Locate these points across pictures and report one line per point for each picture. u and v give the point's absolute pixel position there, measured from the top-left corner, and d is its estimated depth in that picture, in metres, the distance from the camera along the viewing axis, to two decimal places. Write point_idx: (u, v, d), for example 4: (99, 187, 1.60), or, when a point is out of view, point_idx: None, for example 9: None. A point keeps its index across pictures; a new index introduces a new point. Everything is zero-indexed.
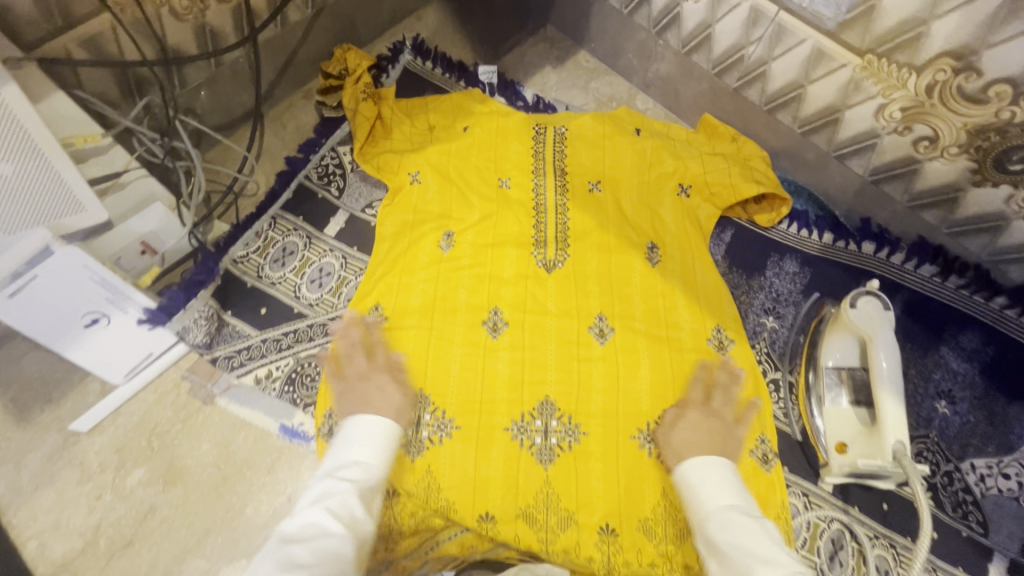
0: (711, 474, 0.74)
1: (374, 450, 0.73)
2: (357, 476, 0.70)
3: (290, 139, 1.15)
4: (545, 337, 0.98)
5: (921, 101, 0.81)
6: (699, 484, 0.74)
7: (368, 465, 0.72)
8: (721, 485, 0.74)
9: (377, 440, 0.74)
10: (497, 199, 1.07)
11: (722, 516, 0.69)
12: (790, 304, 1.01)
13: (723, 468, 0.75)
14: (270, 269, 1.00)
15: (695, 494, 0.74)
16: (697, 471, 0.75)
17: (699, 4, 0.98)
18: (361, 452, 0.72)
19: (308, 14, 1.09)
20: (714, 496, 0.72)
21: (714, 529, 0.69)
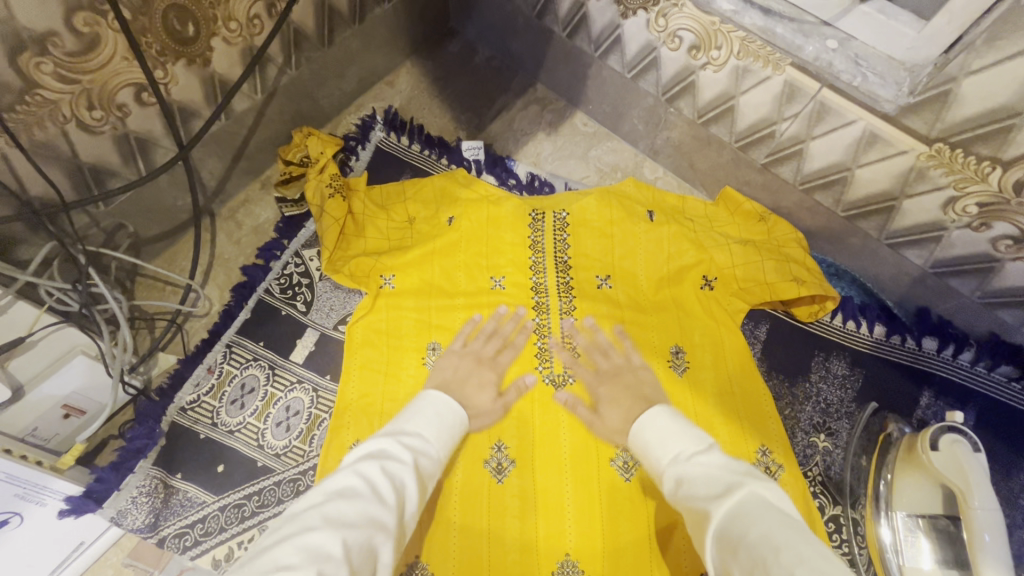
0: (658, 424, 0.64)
1: (438, 431, 0.63)
2: (418, 449, 0.60)
3: (246, 242, 0.99)
4: (560, 475, 0.82)
5: (1004, 199, 0.67)
6: (658, 434, 0.63)
7: (428, 442, 0.62)
8: (676, 431, 0.62)
9: (446, 423, 0.65)
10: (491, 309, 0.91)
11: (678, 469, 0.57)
12: (842, 417, 0.86)
13: (673, 414, 0.64)
14: (227, 413, 0.84)
15: (652, 455, 0.63)
16: (649, 431, 0.64)
17: (719, 73, 0.82)
18: (427, 428, 0.63)
19: (258, 99, 0.92)
20: (676, 443, 0.61)
21: (683, 474, 0.57)
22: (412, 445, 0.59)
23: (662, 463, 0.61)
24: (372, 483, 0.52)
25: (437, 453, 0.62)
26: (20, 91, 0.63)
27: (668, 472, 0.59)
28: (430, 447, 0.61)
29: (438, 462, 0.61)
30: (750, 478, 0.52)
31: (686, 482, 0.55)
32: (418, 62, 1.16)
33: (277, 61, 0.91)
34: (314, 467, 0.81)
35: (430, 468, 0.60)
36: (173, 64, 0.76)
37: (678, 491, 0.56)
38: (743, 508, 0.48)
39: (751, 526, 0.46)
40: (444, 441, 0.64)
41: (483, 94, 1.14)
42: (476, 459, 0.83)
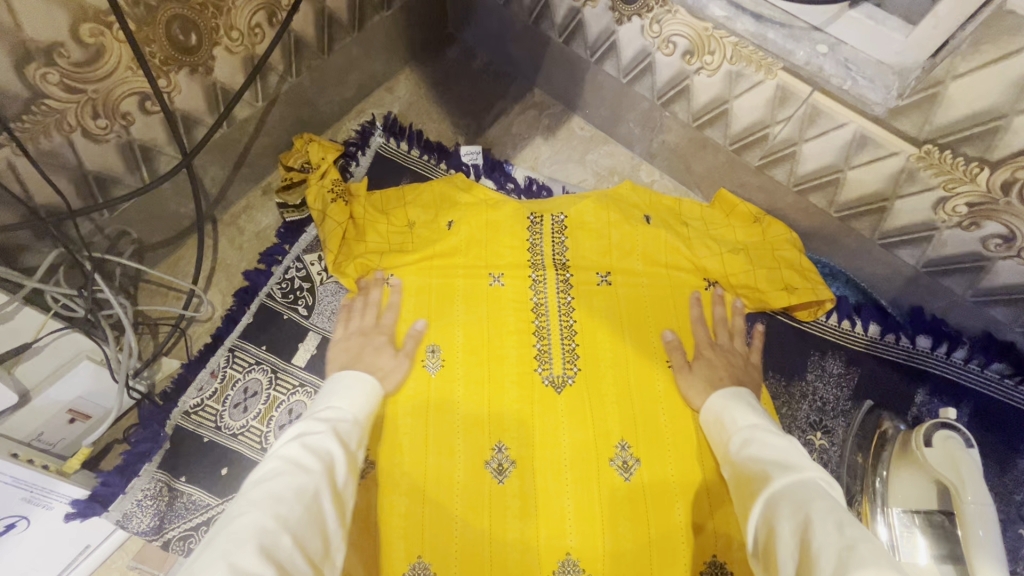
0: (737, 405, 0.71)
1: (354, 398, 0.69)
2: (335, 418, 0.64)
3: (248, 247, 1.00)
4: (560, 475, 0.83)
5: (992, 199, 0.68)
6: (738, 407, 0.71)
7: (352, 411, 0.67)
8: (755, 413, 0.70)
9: (356, 388, 0.70)
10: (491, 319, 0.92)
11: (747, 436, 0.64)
12: (838, 415, 0.87)
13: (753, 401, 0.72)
14: (230, 417, 0.84)
15: (724, 422, 0.70)
16: (727, 402, 0.72)
17: (713, 78, 0.84)
18: (339, 400, 0.67)
19: (260, 107, 0.94)
20: (751, 418, 0.68)
21: (750, 437, 0.64)
22: (330, 416, 0.64)
23: (734, 427, 0.68)
24: (297, 457, 0.55)
25: (353, 415, 0.67)
26: (27, 101, 0.65)
27: (739, 434, 0.66)
28: (348, 413, 0.66)
29: (357, 423, 0.66)
30: (814, 461, 0.57)
31: (754, 443, 0.63)
32: (416, 68, 1.17)
33: (278, 69, 0.92)
34: None
35: (351, 430, 0.64)
36: (177, 73, 0.78)
37: (742, 449, 0.63)
38: (800, 480, 0.53)
39: (811, 494, 0.51)
40: (359, 405, 0.68)
41: (481, 100, 1.15)
42: (477, 460, 0.83)
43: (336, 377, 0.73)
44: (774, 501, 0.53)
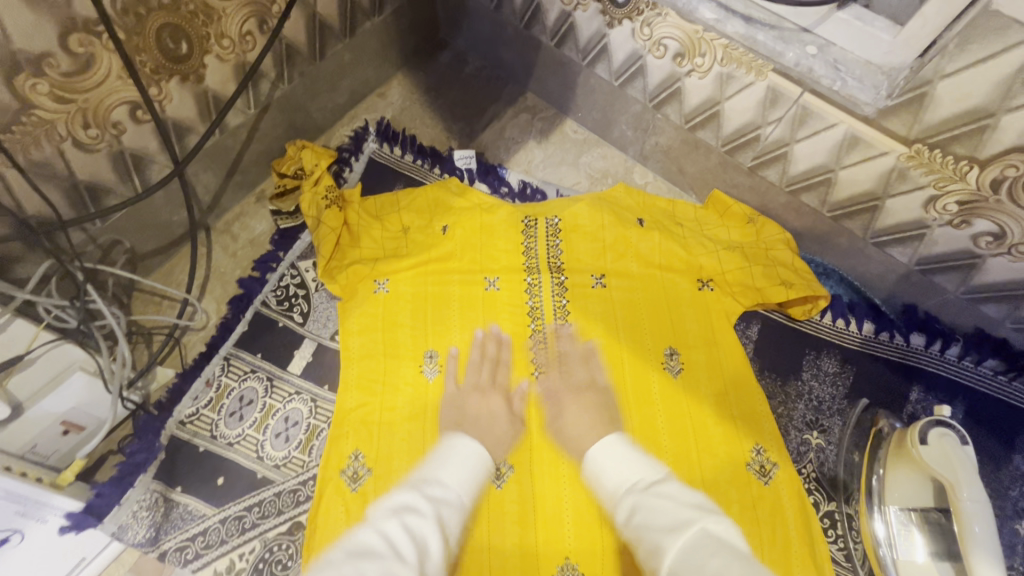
0: (619, 453, 0.66)
1: (462, 476, 0.63)
2: (440, 499, 0.59)
3: (242, 255, 1.00)
4: (557, 479, 0.83)
5: (982, 196, 0.69)
6: (603, 464, 0.66)
7: (455, 489, 0.61)
8: (629, 460, 0.65)
9: (465, 464, 0.64)
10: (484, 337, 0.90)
11: (632, 500, 0.59)
12: (834, 414, 0.87)
13: (625, 446, 0.67)
14: (226, 425, 0.84)
15: (606, 485, 0.65)
16: (600, 457, 0.67)
17: (704, 80, 0.84)
18: (449, 476, 0.62)
19: (252, 114, 0.94)
20: (623, 476, 0.63)
21: (635, 506, 0.58)
22: (435, 496, 0.59)
23: (616, 491, 0.63)
24: (393, 542, 0.50)
25: (461, 498, 0.61)
26: (16, 112, 0.64)
27: (625, 499, 0.61)
28: (454, 494, 0.61)
29: (461, 508, 0.60)
30: (700, 512, 0.54)
31: (636, 513, 0.57)
32: (409, 74, 1.17)
33: (270, 76, 0.92)
34: (314, 477, 0.82)
35: (455, 520, 0.58)
36: (168, 81, 0.77)
37: (631, 519, 0.57)
38: (696, 546, 0.50)
39: (707, 558, 0.48)
40: (466, 485, 0.63)
41: (474, 104, 1.15)
42: None
43: (453, 443, 0.67)
44: None
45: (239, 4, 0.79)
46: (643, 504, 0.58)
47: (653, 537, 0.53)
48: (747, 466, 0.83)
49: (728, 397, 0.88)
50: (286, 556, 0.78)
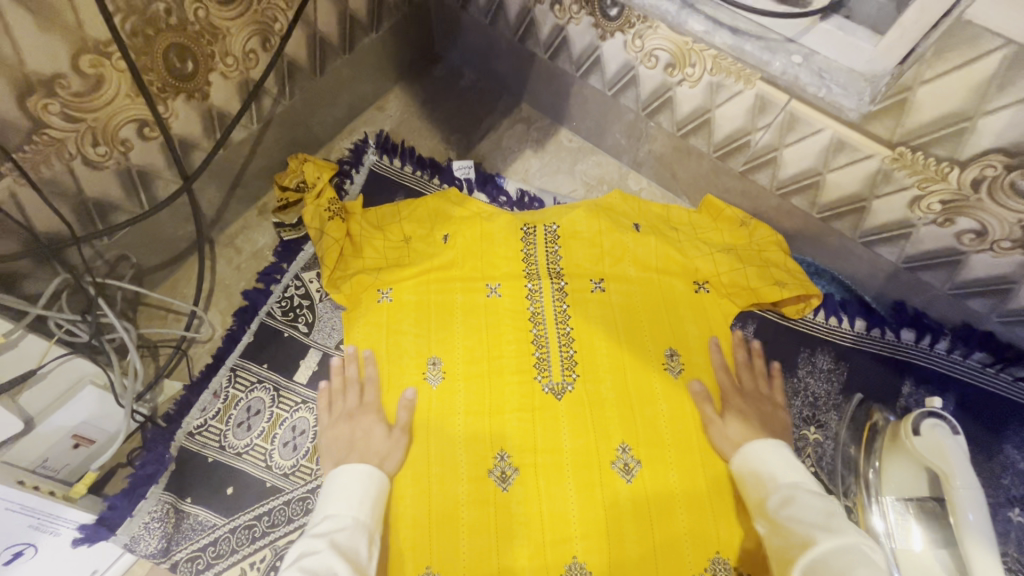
0: (773, 458, 0.76)
1: (354, 500, 0.72)
2: (332, 530, 0.68)
3: (245, 267, 1.01)
4: (563, 481, 0.84)
5: (964, 196, 0.71)
6: (774, 456, 0.77)
7: (348, 510, 0.71)
8: (790, 466, 0.75)
9: (358, 489, 0.74)
10: (345, 359, 0.91)
11: (788, 493, 0.69)
12: (830, 409, 0.90)
13: (787, 452, 0.77)
14: (234, 436, 0.85)
15: (765, 476, 0.75)
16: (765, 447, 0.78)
17: (695, 89, 0.87)
18: (334, 506, 0.72)
19: (254, 129, 0.95)
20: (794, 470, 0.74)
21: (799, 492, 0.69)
22: (329, 530, 0.68)
23: (777, 483, 0.73)
24: None
25: (355, 516, 0.71)
26: (28, 132, 0.66)
27: (779, 490, 0.71)
28: (347, 520, 0.70)
29: (358, 525, 0.69)
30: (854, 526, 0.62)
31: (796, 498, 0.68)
32: (406, 87, 1.20)
33: (272, 92, 0.94)
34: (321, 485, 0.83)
35: (353, 537, 0.68)
36: (173, 99, 0.79)
37: (783, 505, 0.68)
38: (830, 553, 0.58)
39: (855, 563, 0.56)
40: (365, 504, 0.73)
41: (471, 116, 1.18)
42: (480, 470, 0.85)
43: (337, 475, 0.76)
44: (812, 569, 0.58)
45: (243, 23, 0.81)
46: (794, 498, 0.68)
47: (803, 526, 0.63)
48: None
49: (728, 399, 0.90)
50: None
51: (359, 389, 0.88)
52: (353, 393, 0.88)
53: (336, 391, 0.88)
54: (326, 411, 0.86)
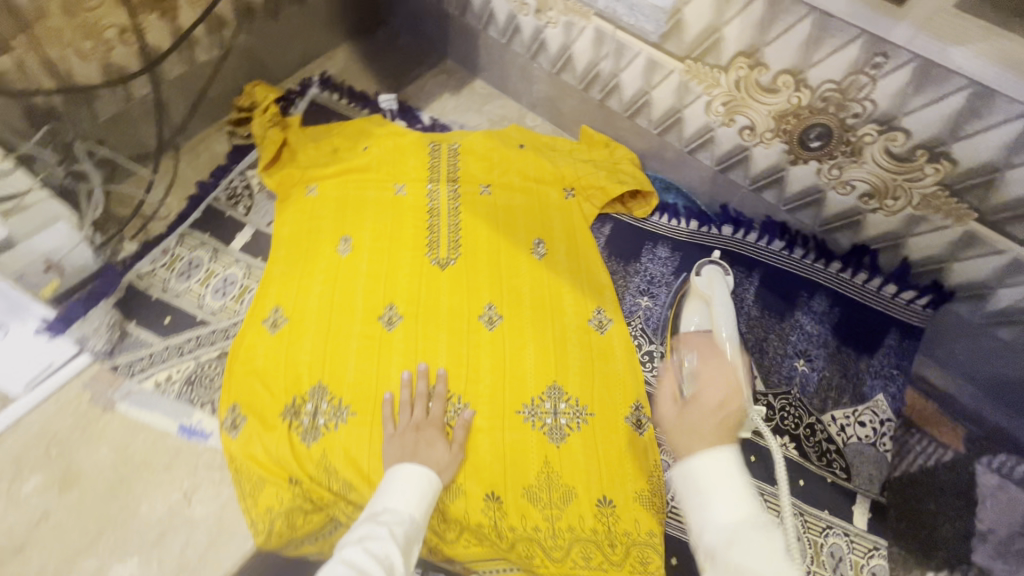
0: (717, 475, 0.63)
1: (411, 500, 0.80)
2: (395, 523, 0.76)
3: (203, 166, 1.24)
4: (437, 327, 1.04)
5: (734, 95, 0.95)
6: (717, 491, 0.63)
7: (408, 511, 0.78)
8: (727, 484, 0.63)
9: (418, 488, 0.81)
10: (415, 378, 0.96)
11: (730, 533, 0.59)
12: (663, 284, 1.11)
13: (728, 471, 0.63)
14: (175, 281, 1.07)
15: (704, 501, 0.63)
16: (699, 472, 0.64)
17: (557, 30, 1.12)
18: (397, 500, 0.79)
19: (216, 54, 1.20)
20: (739, 508, 0.61)
21: (730, 548, 0.58)
22: (390, 521, 0.76)
23: (715, 516, 0.61)
24: (355, 565, 0.67)
25: (412, 514, 0.78)
26: (36, 18, 0.88)
27: (715, 534, 0.61)
28: (405, 515, 0.78)
29: (411, 523, 0.77)
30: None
31: (730, 560, 0.57)
32: (351, 43, 1.46)
33: (231, 25, 1.19)
34: (242, 319, 1.04)
35: (410, 531, 0.76)
36: (150, 15, 1.03)
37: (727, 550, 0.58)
38: None
39: None
40: (422, 501, 0.81)
41: (403, 67, 1.44)
42: (372, 315, 1.04)
43: (397, 471, 0.83)
44: None
45: None
46: (736, 542, 0.58)
47: None
48: (587, 320, 1.06)
49: (581, 277, 1.11)
50: (214, 372, 0.99)
51: (425, 403, 0.93)
52: (419, 407, 0.93)
53: (402, 405, 0.93)
54: (392, 423, 0.91)
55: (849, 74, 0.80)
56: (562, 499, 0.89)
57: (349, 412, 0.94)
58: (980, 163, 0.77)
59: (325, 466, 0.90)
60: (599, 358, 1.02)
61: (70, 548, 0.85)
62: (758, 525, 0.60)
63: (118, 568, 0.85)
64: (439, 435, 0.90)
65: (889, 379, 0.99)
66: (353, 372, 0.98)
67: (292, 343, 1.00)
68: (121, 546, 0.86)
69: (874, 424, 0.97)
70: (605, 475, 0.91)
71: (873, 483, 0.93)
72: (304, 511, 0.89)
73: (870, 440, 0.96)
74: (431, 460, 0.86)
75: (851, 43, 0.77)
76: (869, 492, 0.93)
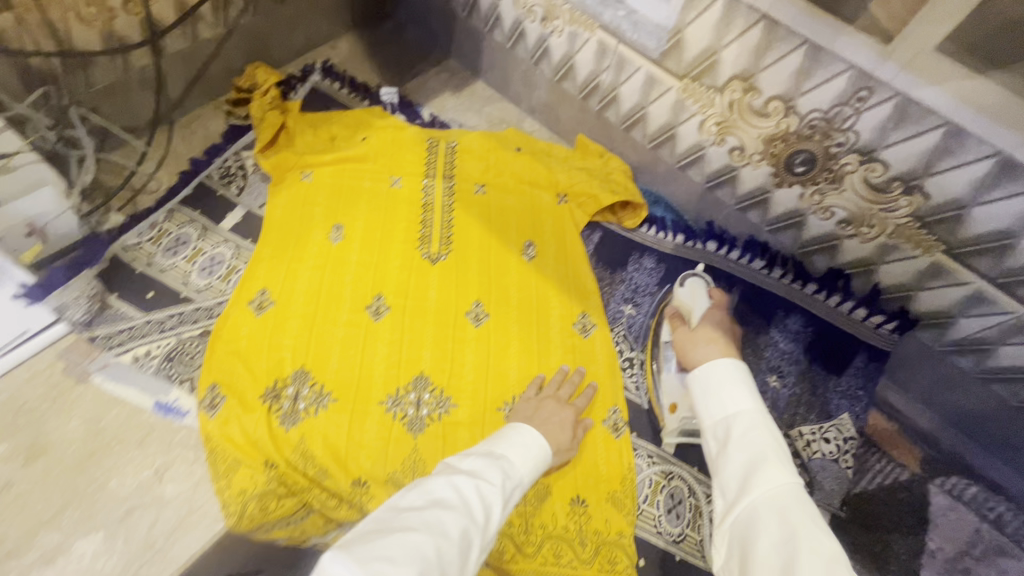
0: (728, 381, 0.75)
1: (527, 463, 0.77)
2: (507, 475, 0.73)
3: (197, 143, 1.23)
4: (424, 320, 1.05)
5: (728, 116, 0.98)
6: (726, 387, 0.74)
7: (519, 471, 0.75)
8: (737, 387, 0.74)
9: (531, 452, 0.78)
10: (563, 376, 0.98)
11: (742, 421, 0.71)
12: (646, 294, 1.14)
13: (740, 379, 0.75)
14: (161, 257, 1.05)
15: (716, 397, 0.74)
16: (715, 373, 0.76)
17: (561, 39, 1.15)
18: (514, 455, 0.77)
19: (219, 32, 1.19)
20: (746, 401, 0.73)
21: (736, 429, 0.70)
22: (505, 470, 0.73)
23: (726, 408, 0.73)
24: (464, 498, 0.65)
25: (520, 476, 0.75)
26: None
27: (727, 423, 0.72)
28: (515, 472, 0.75)
29: (520, 486, 0.75)
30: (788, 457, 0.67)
31: (734, 439, 0.69)
32: (356, 34, 1.47)
33: (237, 5, 1.19)
34: (226, 299, 1.04)
35: (514, 490, 0.73)
36: None
37: (733, 435, 0.70)
38: (759, 505, 0.63)
39: (790, 510, 0.61)
40: (532, 468, 0.78)
41: (406, 62, 1.45)
42: (359, 304, 1.05)
43: (518, 429, 0.82)
44: (760, 515, 0.63)
45: None
46: (745, 430, 0.70)
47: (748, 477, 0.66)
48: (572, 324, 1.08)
49: (568, 281, 1.13)
50: (196, 351, 0.98)
51: (557, 381, 0.97)
52: (562, 388, 0.96)
53: (551, 381, 0.97)
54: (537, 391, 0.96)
55: (835, 104, 0.84)
56: (535, 497, 0.90)
57: (330, 399, 0.95)
58: (949, 200, 0.83)
59: (303, 451, 0.90)
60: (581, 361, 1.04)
61: (31, 521, 0.83)
62: (759, 413, 0.71)
63: (80, 543, 0.83)
64: (571, 415, 0.93)
65: (855, 400, 1.04)
66: (338, 359, 0.99)
67: (277, 326, 1.00)
68: (85, 521, 0.85)
69: (837, 441, 1.01)
70: (581, 477, 0.92)
71: (834, 496, 0.98)
72: (275, 495, 0.87)
73: (834, 457, 1.01)
74: (554, 432, 0.87)
75: (839, 76, 0.81)
76: (830, 505, 0.97)
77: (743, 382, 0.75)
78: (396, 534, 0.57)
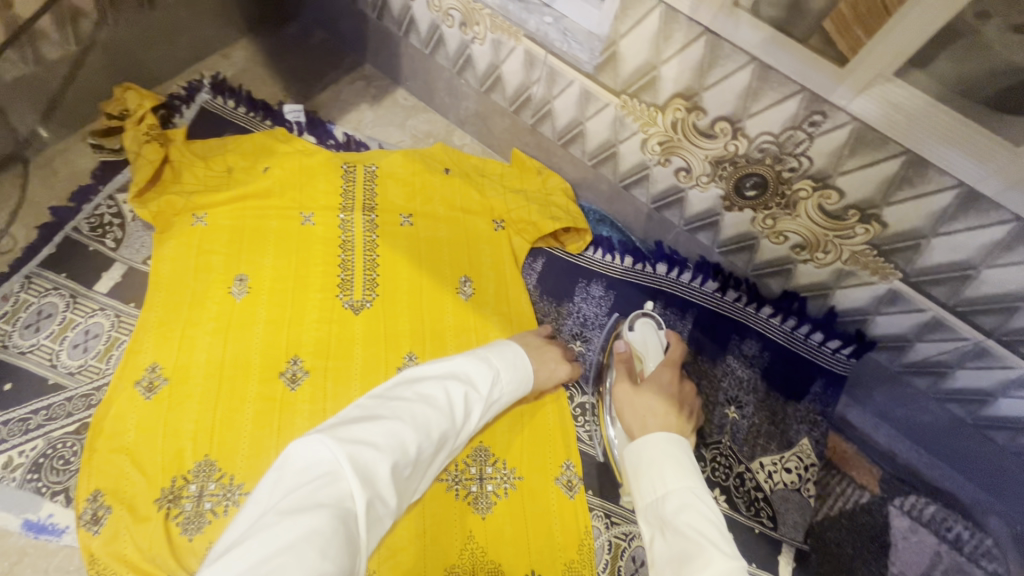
0: (664, 454, 0.65)
1: (512, 382, 0.79)
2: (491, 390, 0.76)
3: (61, 187, 1.04)
4: (349, 383, 0.91)
5: (672, 136, 0.89)
6: (657, 460, 0.65)
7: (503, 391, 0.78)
8: (674, 460, 0.65)
9: (516, 371, 0.81)
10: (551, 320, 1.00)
11: (679, 499, 0.60)
12: (596, 327, 1.05)
13: (677, 453, 0.65)
14: (20, 336, 0.90)
15: (650, 472, 0.64)
16: (649, 450, 0.66)
17: (484, 46, 1.01)
18: (503, 372, 0.79)
19: (71, 50, 0.98)
20: (679, 475, 0.62)
21: (669, 510, 0.60)
22: (489, 382, 0.76)
23: (661, 484, 0.63)
24: (448, 404, 0.68)
25: (500, 395, 0.78)
26: None
27: (661, 504, 0.61)
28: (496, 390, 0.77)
29: (497, 401, 0.78)
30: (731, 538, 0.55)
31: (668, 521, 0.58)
32: (253, 40, 1.28)
33: (90, 16, 0.98)
34: (107, 382, 0.88)
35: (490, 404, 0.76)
36: None
37: (669, 518, 0.59)
38: None
39: None
40: (515, 387, 0.80)
41: (313, 71, 1.27)
42: (271, 372, 0.90)
43: (505, 348, 0.83)
44: None
45: None
46: (681, 508, 0.59)
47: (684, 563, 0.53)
48: None
49: (511, 320, 1.02)
50: (70, 452, 0.83)
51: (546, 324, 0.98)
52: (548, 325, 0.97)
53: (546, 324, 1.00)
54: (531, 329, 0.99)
55: (787, 128, 0.76)
56: None
57: (242, 492, 0.81)
58: (907, 229, 0.77)
59: None
60: (530, 412, 0.94)
61: None
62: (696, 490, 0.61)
63: None
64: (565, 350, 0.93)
65: (814, 425, 0.99)
66: (249, 441, 0.84)
67: (173, 409, 0.85)
68: None
69: (799, 470, 0.96)
70: (535, 548, 0.84)
71: (797, 530, 0.92)
72: None
73: (796, 486, 0.95)
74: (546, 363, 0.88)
75: (790, 98, 0.72)
76: (795, 540, 0.91)
77: (684, 458, 0.65)
78: (379, 422, 0.59)
